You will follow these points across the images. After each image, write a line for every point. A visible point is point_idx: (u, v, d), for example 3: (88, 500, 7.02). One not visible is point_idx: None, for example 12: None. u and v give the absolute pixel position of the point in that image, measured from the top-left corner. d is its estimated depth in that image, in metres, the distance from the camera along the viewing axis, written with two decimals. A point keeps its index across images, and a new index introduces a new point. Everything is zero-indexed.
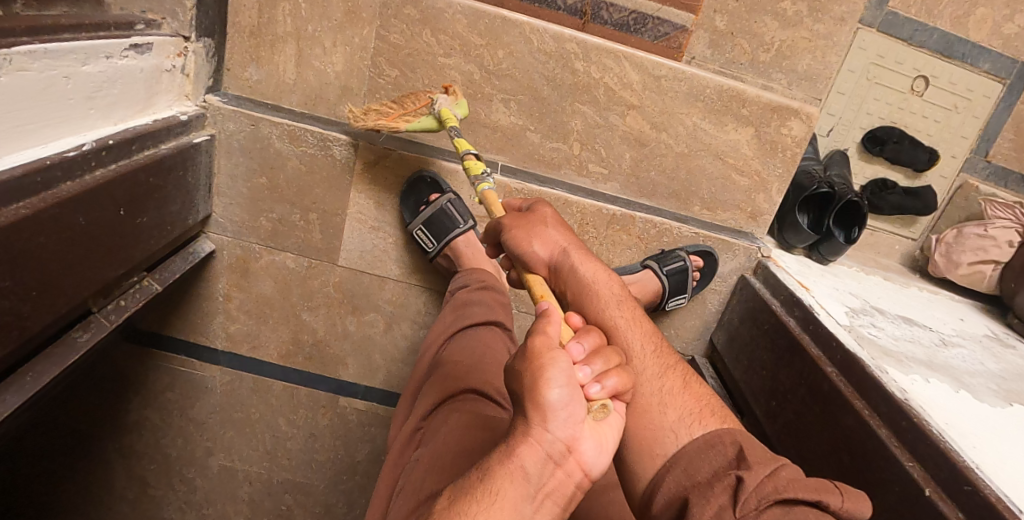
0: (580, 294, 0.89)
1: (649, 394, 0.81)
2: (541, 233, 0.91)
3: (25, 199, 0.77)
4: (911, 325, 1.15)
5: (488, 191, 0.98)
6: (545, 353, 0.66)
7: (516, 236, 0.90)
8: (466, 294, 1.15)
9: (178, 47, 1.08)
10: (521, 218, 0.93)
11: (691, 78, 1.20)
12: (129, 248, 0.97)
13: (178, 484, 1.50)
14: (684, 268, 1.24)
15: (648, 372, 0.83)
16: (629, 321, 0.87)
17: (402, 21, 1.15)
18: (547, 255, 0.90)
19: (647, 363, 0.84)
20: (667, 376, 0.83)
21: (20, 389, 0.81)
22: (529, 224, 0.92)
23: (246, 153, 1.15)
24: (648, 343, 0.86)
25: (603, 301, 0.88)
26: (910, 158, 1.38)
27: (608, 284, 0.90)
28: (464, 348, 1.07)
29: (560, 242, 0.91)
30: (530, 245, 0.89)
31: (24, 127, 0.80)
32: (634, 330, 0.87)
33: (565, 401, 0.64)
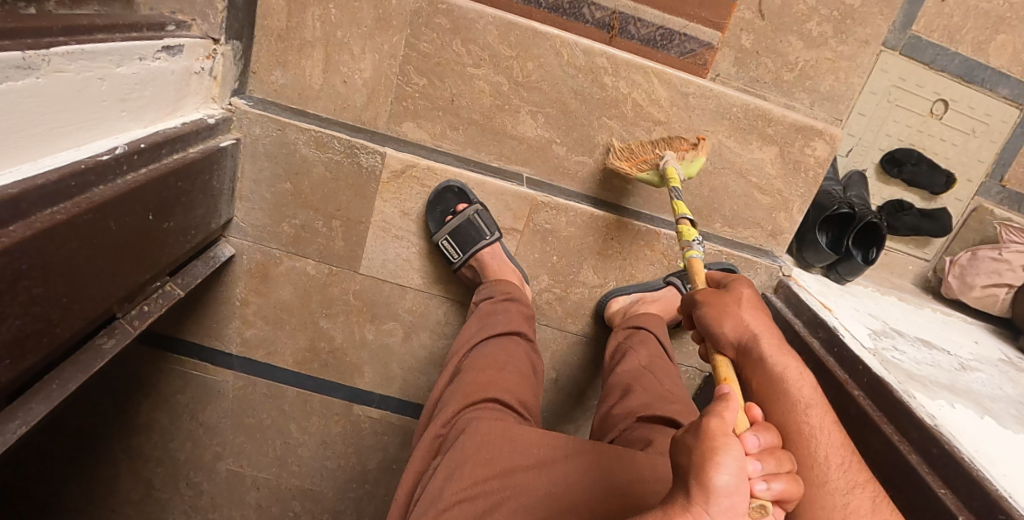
0: (768, 388, 0.84)
1: (834, 508, 0.75)
2: (738, 318, 0.88)
3: (60, 203, 0.75)
4: (930, 348, 1.15)
5: (695, 258, 1.01)
6: (720, 435, 0.65)
7: (710, 313, 0.89)
8: (491, 305, 1.14)
9: (208, 49, 1.06)
10: (721, 296, 0.91)
11: (718, 96, 1.20)
12: (155, 253, 0.96)
13: (185, 488, 1.48)
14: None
15: (833, 487, 0.76)
16: (817, 427, 0.81)
17: (433, 30, 1.15)
18: (736, 339, 0.87)
19: (831, 473, 0.77)
20: (853, 492, 0.75)
21: (47, 397, 0.80)
22: (734, 305, 0.89)
23: (271, 158, 1.14)
24: (837, 453, 0.79)
25: (789, 400, 0.82)
26: (928, 180, 1.40)
27: (807, 382, 0.83)
28: (486, 359, 1.06)
29: (764, 330, 0.87)
30: (725, 325, 0.88)
31: (59, 129, 0.78)
32: (830, 438, 0.80)
33: (731, 490, 0.63)
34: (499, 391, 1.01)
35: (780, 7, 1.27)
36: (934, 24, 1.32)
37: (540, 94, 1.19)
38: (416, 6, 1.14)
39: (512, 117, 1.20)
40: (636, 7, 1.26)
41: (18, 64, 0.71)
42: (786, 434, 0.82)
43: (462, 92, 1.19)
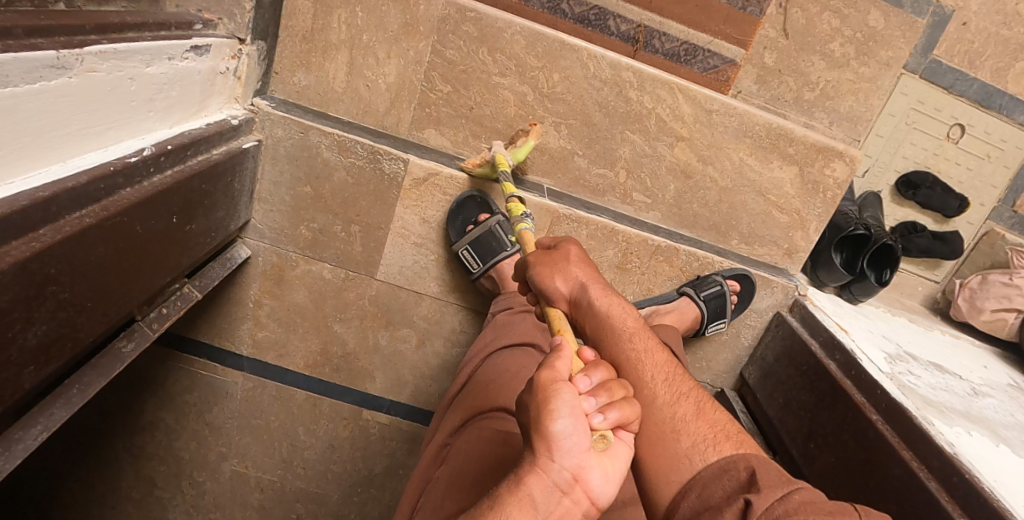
0: (596, 328, 0.87)
1: (663, 421, 0.78)
2: (561, 268, 0.90)
3: (88, 207, 0.74)
4: (943, 373, 1.16)
5: (523, 231, 0.98)
6: (551, 385, 0.63)
7: (540, 273, 0.90)
8: (509, 316, 1.13)
9: (233, 49, 1.05)
10: (546, 255, 0.93)
11: (742, 114, 1.21)
12: (176, 255, 0.94)
13: (187, 487, 1.47)
14: (718, 293, 1.22)
15: (658, 401, 0.80)
16: (642, 352, 0.84)
17: (460, 37, 1.14)
18: (568, 290, 0.89)
19: (659, 390, 0.81)
20: (679, 402, 0.80)
21: (67, 402, 0.80)
22: (552, 259, 0.92)
23: (292, 161, 1.13)
24: (659, 371, 0.82)
25: (616, 334, 0.85)
26: (941, 203, 1.41)
27: (622, 316, 0.87)
28: (497, 369, 1.02)
29: (579, 276, 0.90)
30: (553, 281, 0.89)
31: (90, 130, 0.77)
32: (649, 359, 0.83)
33: (572, 430, 0.62)
34: (504, 395, 0.96)
35: (804, 27, 1.28)
36: (955, 50, 1.32)
37: (564, 105, 1.18)
38: (444, 12, 1.13)
39: (535, 128, 1.20)
40: (661, 21, 1.26)
41: (53, 64, 0.69)
42: (621, 366, 0.84)
43: (486, 101, 1.18)
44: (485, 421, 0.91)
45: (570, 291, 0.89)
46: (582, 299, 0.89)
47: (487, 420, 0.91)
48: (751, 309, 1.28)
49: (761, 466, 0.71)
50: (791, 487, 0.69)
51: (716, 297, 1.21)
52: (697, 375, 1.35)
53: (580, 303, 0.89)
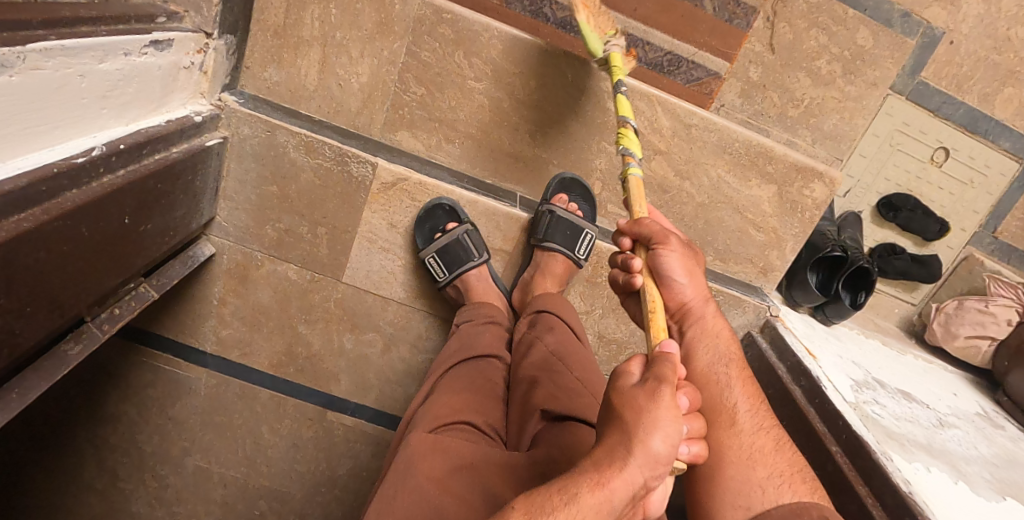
0: (697, 342, 0.90)
1: (740, 448, 0.85)
2: (691, 267, 0.88)
3: (28, 210, 0.72)
4: (910, 402, 1.15)
5: (636, 178, 0.92)
6: (659, 402, 0.66)
7: (672, 263, 0.87)
8: (471, 327, 1.11)
9: (199, 43, 1.02)
10: (688, 247, 0.89)
11: (721, 130, 1.18)
12: (129, 255, 0.92)
13: (150, 480, 1.46)
14: (555, 219, 1.13)
15: (742, 428, 0.86)
16: (734, 378, 0.89)
17: (436, 39, 1.11)
18: (690, 296, 0.89)
19: (744, 416, 0.87)
20: (760, 434, 0.86)
21: (6, 407, 0.77)
22: (687, 252, 0.88)
23: (258, 159, 1.11)
24: (747, 401, 0.88)
25: (713, 354, 0.89)
26: (921, 226, 1.39)
27: (728, 339, 0.91)
28: (461, 382, 0.98)
29: (702, 290, 0.90)
30: (678, 277, 0.88)
31: (32, 129, 0.74)
32: (739, 388, 0.89)
33: (668, 452, 0.65)
34: (469, 413, 0.91)
35: (790, 42, 1.26)
36: (943, 72, 1.31)
37: (540, 113, 1.16)
38: (420, 13, 1.10)
39: (510, 134, 1.17)
40: (645, 29, 1.23)
41: None
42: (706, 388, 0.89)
43: (461, 106, 1.15)
44: (445, 432, 0.86)
45: (690, 296, 0.89)
46: (699, 310, 0.90)
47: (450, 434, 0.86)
48: None
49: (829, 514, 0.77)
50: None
51: (553, 226, 1.12)
52: None
53: (694, 312, 0.90)
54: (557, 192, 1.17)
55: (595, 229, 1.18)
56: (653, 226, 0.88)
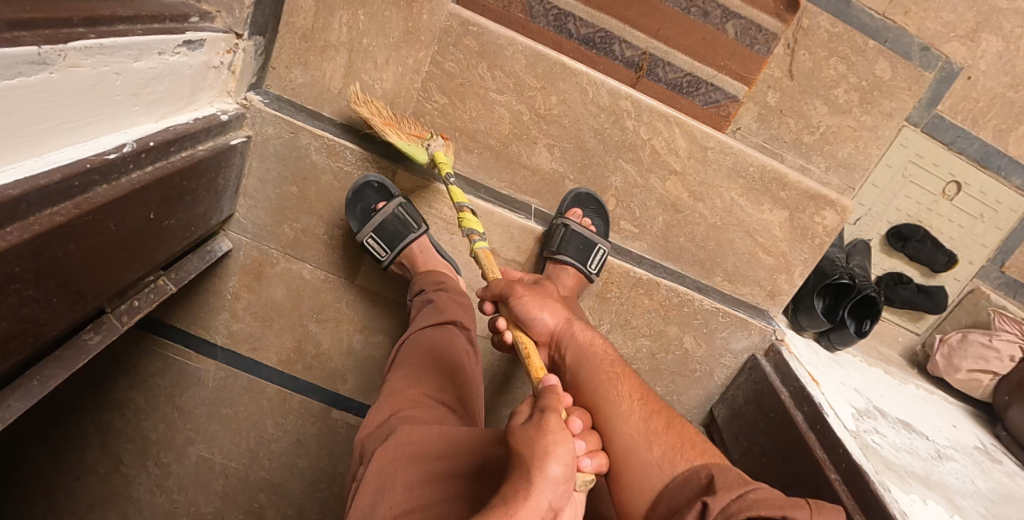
0: (579, 357, 0.97)
1: (628, 435, 0.87)
2: (546, 301, 1.00)
3: (60, 203, 0.74)
4: (910, 432, 1.16)
5: (482, 250, 1.07)
6: (549, 432, 0.70)
7: (527, 304, 0.99)
8: (423, 299, 1.12)
9: (229, 44, 1.04)
10: (536, 289, 1.02)
11: (737, 154, 1.20)
12: (151, 250, 0.94)
13: (153, 467, 1.47)
14: (569, 233, 1.11)
15: (628, 415, 0.88)
16: (616, 376, 0.93)
17: (460, 50, 1.13)
18: (554, 324, 0.99)
19: (630, 409, 0.89)
20: (649, 418, 0.88)
21: (26, 394, 0.78)
22: (536, 293, 1.01)
23: (280, 160, 1.12)
24: (632, 393, 0.91)
25: (592, 361, 0.96)
26: (929, 258, 1.40)
27: (600, 343, 0.98)
28: (428, 353, 1.01)
29: (562, 314, 1.01)
30: (538, 312, 0.99)
31: (67, 124, 0.76)
32: (622, 381, 0.93)
33: (568, 474, 0.68)
34: (428, 389, 0.94)
35: (809, 70, 1.27)
36: (960, 106, 1.32)
37: (559, 128, 1.17)
38: (447, 24, 1.12)
39: (528, 147, 1.19)
40: (667, 50, 1.25)
41: (34, 60, 0.69)
42: (593, 390, 0.92)
43: (481, 116, 1.17)
44: (411, 412, 0.88)
45: (554, 324, 0.99)
46: (566, 333, 1.00)
47: (420, 415, 0.88)
48: (727, 348, 1.25)
49: (720, 472, 0.79)
50: (746, 486, 0.76)
51: (564, 239, 1.11)
52: None
53: (563, 336, 0.99)
54: (571, 206, 1.19)
55: (608, 245, 1.16)
56: (502, 284, 1.02)
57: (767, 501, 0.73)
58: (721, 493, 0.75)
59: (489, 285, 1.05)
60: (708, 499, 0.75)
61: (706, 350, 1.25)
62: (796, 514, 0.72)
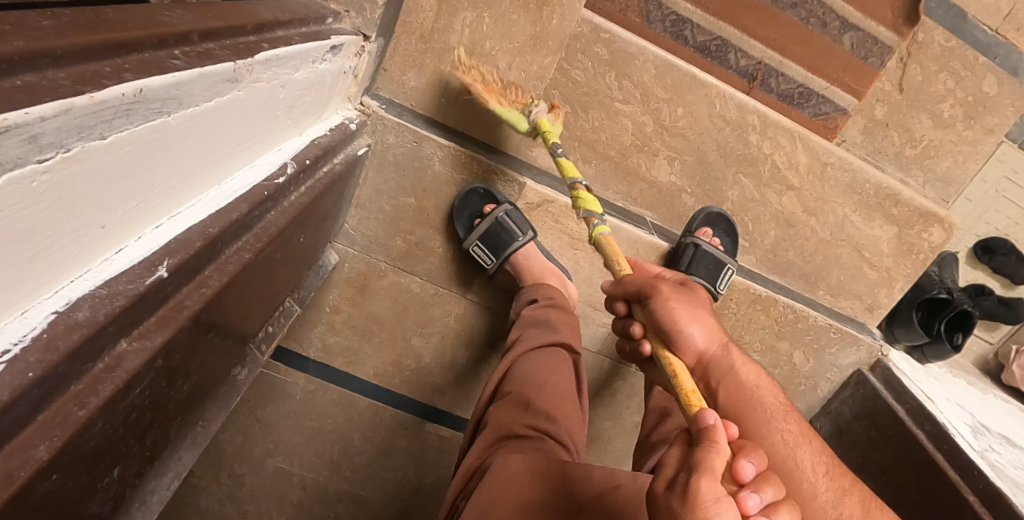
0: (736, 397, 0.85)
1: (826, 517, 0.76)
2: (699, 317, 0.88)
3: (244, 236, 0.67)
4: (1016, 447, 1.17)
5: (608, 236, 0.97)
6: (714, 503, 0.53)
7: (677, 314, 0.86)
8: (533, 311, 1.07)
9: (357, 46, 0.94)
10: (686, 295, 0.89)
11: (855, 170, 1.19)
12: (292, 271, 0.88)
13: (225, 478, 1.37)
14: (699, 253, 1.12)
15: (824, 496, 0.78)
16: (797, 436, 0.83)
17: (589, 58, 1.08)
18: (705, 346, 0.88)
19: (820, 486, 0.79)
20: (844, 502, 0.78)
21: (192, 443, 0.72)
22: (688, 302, 0.88)
23: (400, 170, 1.09)
24: (819, 463, 0.81)
25: (760, 407, 0.85)
26: (1013, 272, 1.44)
27: (767, 387, 0.87)
28: (527, 376, 0.98)
29: (717, 336, 0.89)
30: (689, 327, 0.86)
31: (242, 146, 0.68)
32: (805, 446, 0.82)
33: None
34: (534, 417, 0.91)
35: (920, 84, 1.26)
36: None
37: (682, 141, 1.15)
38: (577, 30, 1.06)
39: (648, 159, 1.16)
40: (782, 60, 1.22)
41: (229, 77, 0.60)
42: (772, 449, 0.82)
43: (604, 126, 1.13)
44: (518, 447, 0.86)
45: (704, 345, 0.88)
46: (720, 359, 0.88)
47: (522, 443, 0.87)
48: (835, 365, 1.30)
49: None
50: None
51: (696, 259, 1.12)
52: None
53: (714, 362, 0.88)
54: (702, 225, 1.17)
55: (734, 265, 1.18)
56: (641, 280, 0.89)
57: None
58: None
59: (618, 280, 0.94)
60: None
61: (814, 366, 1.30)
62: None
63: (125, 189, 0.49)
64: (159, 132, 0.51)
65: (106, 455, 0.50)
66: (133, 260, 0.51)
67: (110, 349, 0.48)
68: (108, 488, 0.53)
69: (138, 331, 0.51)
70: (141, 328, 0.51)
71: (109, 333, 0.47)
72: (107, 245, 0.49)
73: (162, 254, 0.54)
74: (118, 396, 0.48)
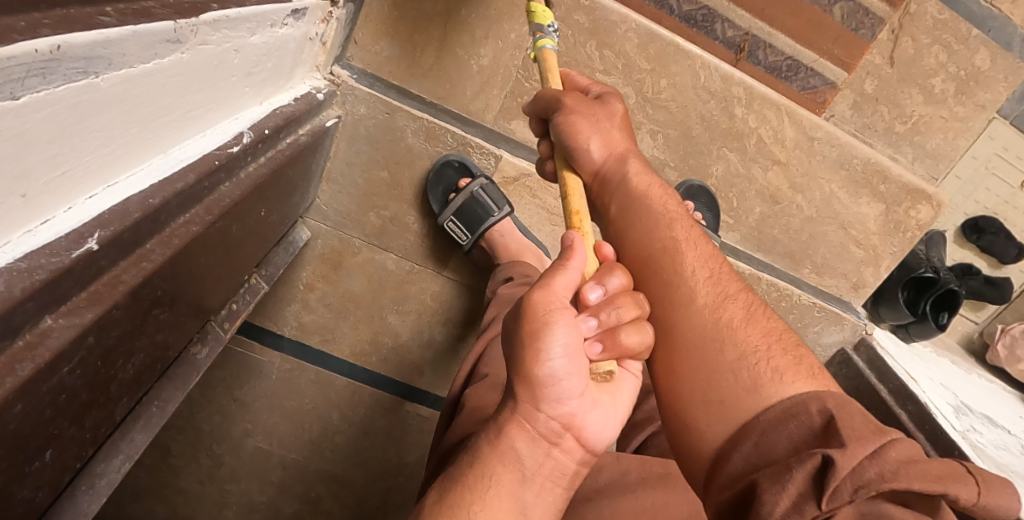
0: (628, 208, 0.78)
1: (700, 324, 0.67)
2: (599, 127, 0.79)
3: (192, 208, 0.64)
4: (998, 427, 1.16)
5: (547, 49, 0.79)
6: (542, 314, 0.53)
7: (573, 124, 0.77)
8: (508, 289, 1.04)
9: (324, 12, 0.88)
10: (589, 104, 0.80)
11: (843, 145, 1.16)
12: (256, 245, 0.85)
13: (203, 458, 1.35)
14: None
15: (698, 302, 0.69)
16: (684, 242, 0.74)
17: (569, 27, 1.04)
18: (602, 160, 0.79)
19: (699, 291, 0.70)
20: (724, 306, 0.68)
21: (147, 424, 0.69)
22: (590, 113, 0.79)
23: (372, 142, 1.05)
24: (704, 268, 0.72)
25: (650, 217, 0.76)
26: (1001, 251, 1.43)
27: (659, 194, 0.78)
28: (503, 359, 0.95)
29: (617, 145, 0.80)
30: (586, 139, 0.78)
31: (191, 113, 0.63)
32: (692, 251, 0.73)
33: (566, 372, 0.54)
34: None
35: (911, 57, 1.22)
36: None
37: (665, 113, 1.11)
38: None
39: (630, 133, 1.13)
40: (771, 32, 1.18)
41: (169, 38, 0.53)
42: (654, 256, 0.74)
43: None
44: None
45: (600, 159, 0.79)
46: (614, 172, 0.79)
47: None
48: (818, 342, 1.29)
49: (842, 409, 0.55)
50: (884, 441, 0.52)
51: None
52: None
53: (610, 174, 0.79)
54: (684, 199, 1.14)
55: (717, 241, 1.15)
56: (544, 97, 0.79)
57: (916, 471, 0.50)
58: (851, 450, 0.51)
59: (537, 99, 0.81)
60: (834, 454, 0.50)
61: None
62: (958, 493, 0.50)
63: (50, 155, 0.43)
64: (84, 95, 0.45)
65: (33, 439, 0.47)
66: (61, 233, 0.46)
67: (33, 325, 0.44)
68: (40, 473, 0.50)
69: (66, 307, 0.47)
70: (69, 304, 0.47)
71: (29, 310, 0.43)
72: (29, 216, 0.43)
73: (94, 225, 0.49)
74: (41, 376, 0.44)
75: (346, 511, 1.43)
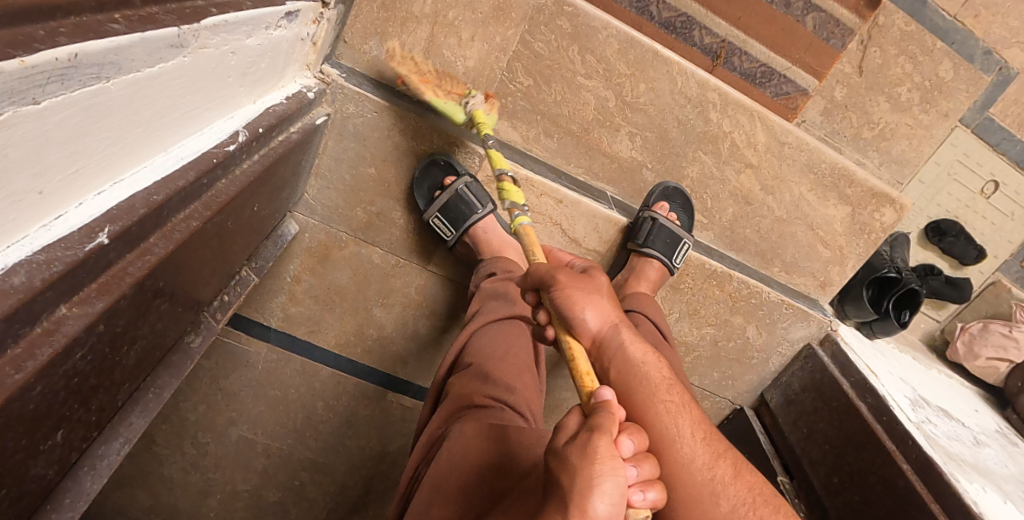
0: (624, 374, 0.78)
1: (697, 482, 0.71)
2: (593, 299, 0.82)
3: (192, 204, 0.67)
4: (951, 420, 1.23)
5: (524, 226, 0.97)
6: (609, 457, 0.57)
7: (570, 296, 0.81)
8: (492, 283, 1.10)
9: (315, 13, 0.91)
10: (576, 278, 0.83)
11: (811, 150, 1.22)
12: (246, 239, 0.89)
13: (188, 446, 1.37)
14: (656, 227, 1.16)
15: (692, 460, 0.72)
16: (678, 406, 0.76)
17: (553, 31, 1.08)
18: (597, 327, 0.80)
19: (693, 449, 0.73)
20: (717, 464, 0.72)
21: (145, 409, 0.73)
22: (582, 285, 0.82)
23: (360, 140, 1.08)
24: (696, 428, 0.75)
25: (643, 383, 0.77)
26: (961, 252, 1.51)
27: (653, 360, 0.80)
28: (484, 349, 1.00)
29: (609, 314, 0.82)
30: (582, 310, 0.80)
31: (190, 112, 0.66)
32: (684, 416, 0.75)
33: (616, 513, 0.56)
34: (492, 390, 0.92)
35: (879, 67, 1.27)
36: (1009, 110, 1.41)
37: (644, 117, 1.16)
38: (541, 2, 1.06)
39: (610, 135, 1.17)
40: (745, 39, 1.23)
41: (173, 43, 0.56)
42: (649, 416, 0.75)
43: (567, 100, 1.13)
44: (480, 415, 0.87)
45: (596, 327, 0.80)
46: (610, 339, 0.80)
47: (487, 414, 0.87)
48: (785, 337, 1.35)
49: None
50: None
51: (653, 233, 1.15)
52: (719, 391, 1.43)
53: (606, 342, 0.80)
54: (659, 200, 1.19)
55: (691, 240, 1.21)
56: (544, 271, 0.85)
57: None
58: None
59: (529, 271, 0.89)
60: None
61: (765, 339, 1.34)
62: None
63: (66, 154, 0.47)
64: (97, 98, 0.48)
65: (47, 418, 0.50)
66: (73, 227, 0.50)
67: (49, 313, 0.47)
68: (52, 451, 0.54)
69: (78, 297, 0.50)
70: (81, 294, 0.51)
71: (46, 298, 0.46)
72: (45, 211, 0.47)
73: (104, 221, 0.52)
74: (57, 359, 0.47)
75: (328, 499, 1.46)
